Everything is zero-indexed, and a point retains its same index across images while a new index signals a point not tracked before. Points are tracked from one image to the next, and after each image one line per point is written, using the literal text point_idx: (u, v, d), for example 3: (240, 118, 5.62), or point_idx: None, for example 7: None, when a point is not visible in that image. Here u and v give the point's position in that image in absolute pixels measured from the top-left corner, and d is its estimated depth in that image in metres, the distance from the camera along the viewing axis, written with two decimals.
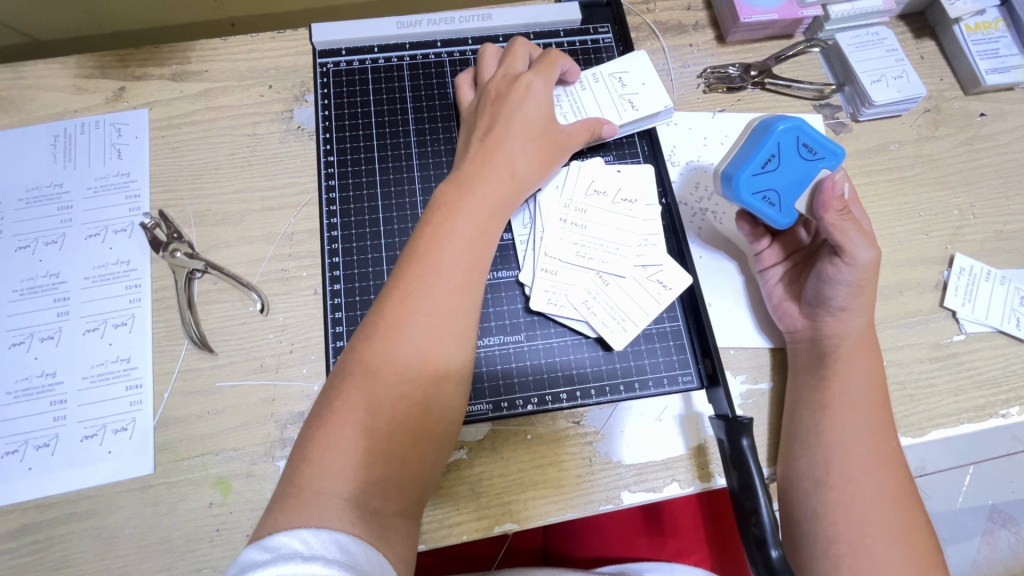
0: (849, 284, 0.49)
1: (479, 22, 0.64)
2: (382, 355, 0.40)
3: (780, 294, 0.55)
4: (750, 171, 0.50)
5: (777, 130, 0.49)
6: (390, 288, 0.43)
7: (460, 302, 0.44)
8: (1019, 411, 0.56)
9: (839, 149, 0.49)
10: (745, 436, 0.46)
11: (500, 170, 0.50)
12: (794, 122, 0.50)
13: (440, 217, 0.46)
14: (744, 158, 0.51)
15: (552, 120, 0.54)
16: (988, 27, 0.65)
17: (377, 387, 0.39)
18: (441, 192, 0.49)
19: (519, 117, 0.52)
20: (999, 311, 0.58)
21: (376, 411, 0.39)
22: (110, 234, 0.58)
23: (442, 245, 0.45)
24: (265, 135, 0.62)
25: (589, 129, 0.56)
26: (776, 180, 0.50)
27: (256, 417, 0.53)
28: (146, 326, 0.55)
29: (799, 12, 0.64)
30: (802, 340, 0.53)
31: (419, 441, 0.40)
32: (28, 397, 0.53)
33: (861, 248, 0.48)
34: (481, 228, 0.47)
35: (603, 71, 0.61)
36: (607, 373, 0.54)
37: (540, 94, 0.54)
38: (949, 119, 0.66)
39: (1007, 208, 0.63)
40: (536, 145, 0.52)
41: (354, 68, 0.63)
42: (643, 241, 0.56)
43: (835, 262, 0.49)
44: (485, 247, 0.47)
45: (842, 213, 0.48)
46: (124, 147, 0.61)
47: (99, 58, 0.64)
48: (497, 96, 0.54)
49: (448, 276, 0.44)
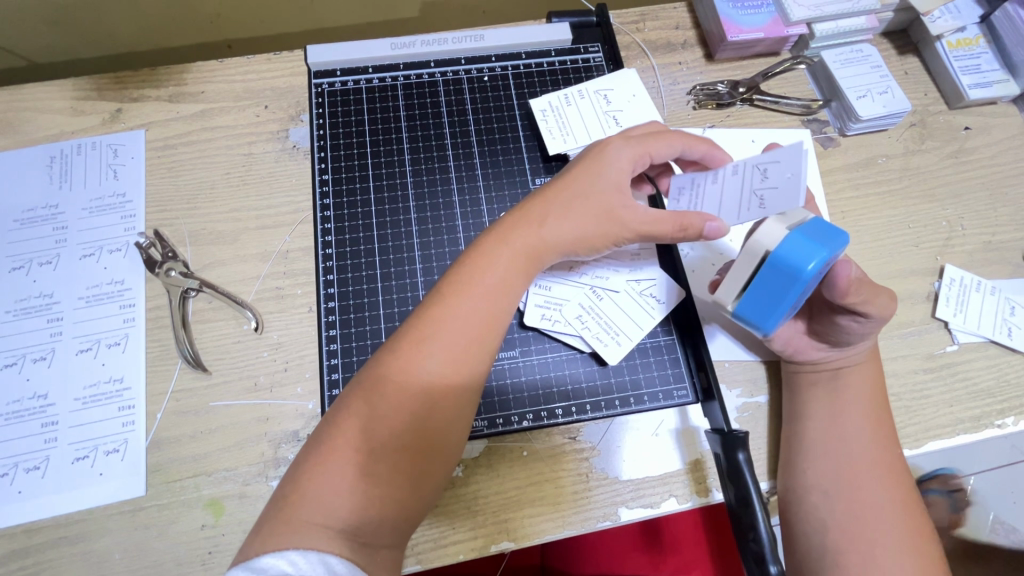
0: (869, 334, 0.48)
1: (470, 42, 0.65)
2: (388, 397, 0.40)
3: (786, 335, 0.51)
4: (780, 316, 0.41)
5: (810, 273, 0.38)
6: (405, 328, 0.43)
7: (467, 357, 0.42)
8: (1015, 421, 0.56)
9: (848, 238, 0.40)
10: (740, 449, 0.46)
11: (547, 237, 0.47)
12: (822, 256, 0.38)
13: (468, 271, 0.45)
14: (768, 304, 0.40)
15: (620, 193, 0.48)
16: (969, 43, 0.67)
17: (381, 430, 0.39)
18: (476, 241, 0.47)
19: (585, 184, 0.48)
20: (991, 321, 0.59)
21: (379, 453, 0.39)
22: (105, 254, 0.58)
23: (457, 300, 0.43)
24: (261, 154, 0.62)
25: (674, 223, 0.46)
26: (800, 301, 0.42)
27: (250, 436, 0.52)
28: (140, 346, 0.55)
29: (784, 31, 0.65)
30: (809, 369, 0.51)
31: (418, 484, 0.40)
32: (17, 419, 0.53)
33: (886, 308, 0.47)
34: (500, 289, 0.44)
35: (588, 89, 0.62)
36: (602, 389, 0.53)
37: (623, 165, 0.48)
38: (934, 133, 0.67)
39: (995, 220, 0.64)
40: (584, 214, 0.47)
41: (348, 88, 0.64)
42: (635, 257, 0.56)
43: (857, 320, 0.47)
44: (501, 308, 0.44)
45: (861, 288, 0.45)
46: (120, 167, 0.62)
47: (96, 80, 0.65)
48: (577, 161, 0.50)
49: (458, 332, 0.42)
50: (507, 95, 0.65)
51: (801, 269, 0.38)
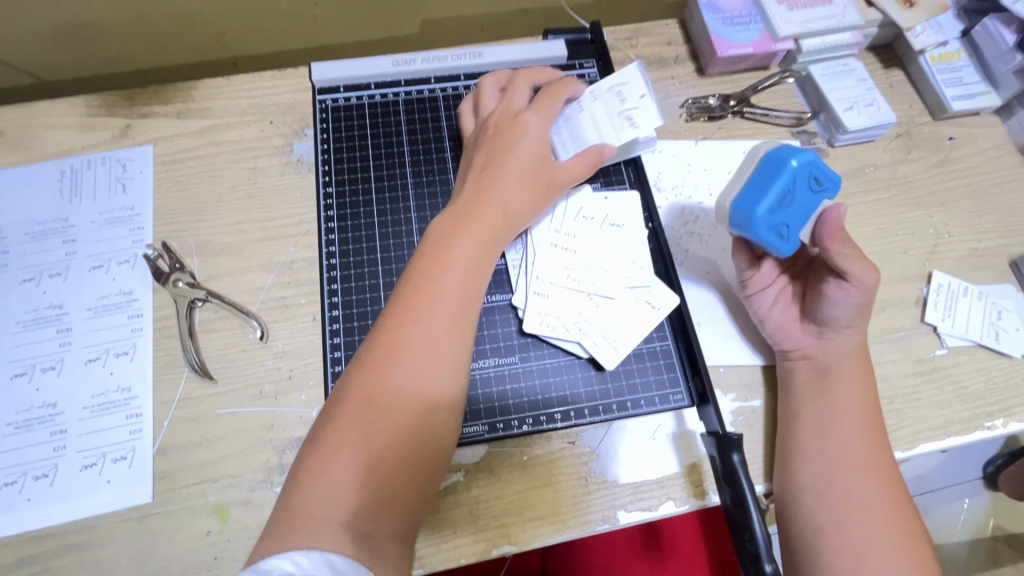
0: (855, 305, 0.50)
1: (469, 59, 0.66)
2: (373, 389, 0.42)
3: (780, 318, 0.54)
4: (767, 206, 0.48)
5: (792, 163, 0.47)
6: (380, 324, 0.45)
7: (449, 332, 0.45)
8: (1004, 423, 0.57)
9: (841, 178, 0.48)
10: (735, 451, 0.47)
11: (507, 212, 0.52)
12: (805, 155, 0.47)
13: (432, 261, 0.48)
14: (758, 192, 0.48)
15: (543, 157, 0.55)
16: (951, 57, 0.69)
17: (372, 419, 0.41)
18: (437, 226, 0.51)
19: (516, 158, 0.54)
20: (978, 326, 0.60)
21: (371, 445, 0.40)
22: (114, 265, 0.60)
23: (434, 279, 0.46)
24: (266, 168, 0.64)
25: (592, 161, 0.55)
26: (790, 216, 0.48)
27: (255, 443, 0.53)
28: (147, 356, 0.56)
29: (772, 46, 0.67)
30: (803, 358, 0.53)
31: (414, 467, 0.41)
32: (27, 428, 0.54)
33: (867, 272, 0.49)
34: (472, 265, 0.48)
35: (600, 88, 0.58)
36: (600, 394, 0.55)
37: (535, 131, 0.55)
38: (920, 143, 0.69)
39: (981, 227, 0.65)
40: (528, 184, 0.53)
41: (351, 103, 0.66)
42: (631, 264, 0.57)
43: (840, 285, 0.50)
44: (476, 281, 0.48)
45: (847, 244, 0.49)
46: (128, 181, 0.63)
47: (105, 97, 0.67)
48: (493, 145, 0.55)
49: (436, 309, 0.45)
50: None
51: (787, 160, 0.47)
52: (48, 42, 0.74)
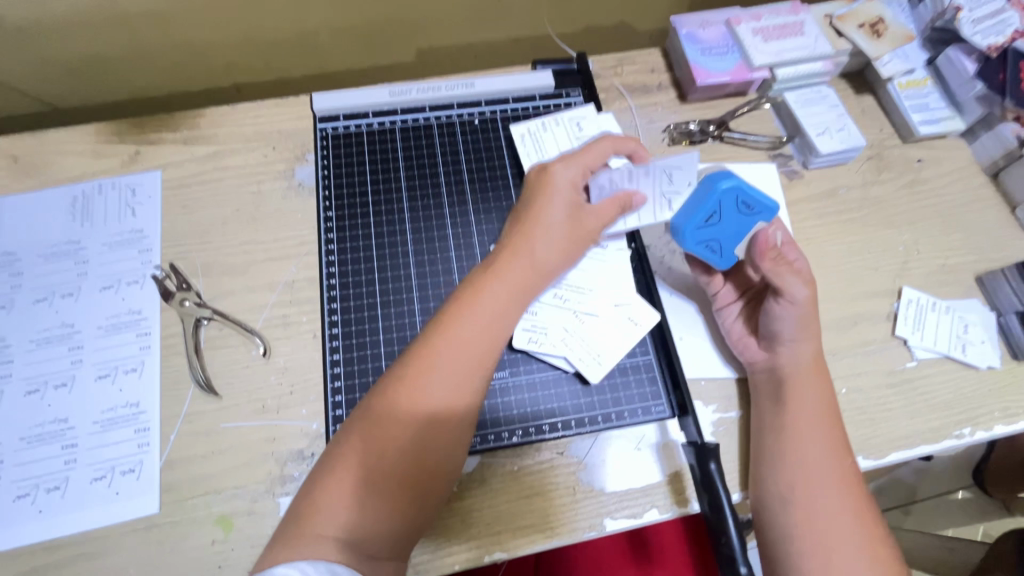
0: (794, 319, 0.54)
1: (462, 89, 0.70)
2: (387, 424, 0.44)
3: (740, 330, 0.58)
4: (695, 226, 0.54)
5: (720, 189, 0.52)
6: (399, 364, 0.47)
7: (468, 380, 0.47)
8: (971, 431, 0.60)
9: (774, 204, 0.52)
10: (712, 459, 0.50)
11: (537, 265, 0.52)
12: (736, 180, 0.52)
13: (457, 309, 0.49)
14: (689, 212, 0.54)
15: (580, 207, 0.54)
16: (918, 84, 0.74)
17: (383, 450, 0.44)
18: (472, 276, 0.52)
19: (553, 209, 0.54)
20: (946, 338, 0.63)
21: (382, 472, 0.43)
22: (123, 285, 0.62)
23: (459, 327, 0.48)
24: (269, 192, 0.67)
25: (621, 205, 0.54)
26: (718, 234, 0.55)
27: (258, 455, 0.56)
28: (155, 372, 0.59)
29: (749, 75, 0.72)
30: (759, 368, 0.57)
31: (418, 493, 0.44)
32: (40, 442, 0.56)
33: (798, 287, 0.53)
34: (498, 317, 0.50)
35: (563, 117, 0.67)
36: (586, 406, 0.57)
37: (571, 178, 0.55)
38: (890, 165, 0.73)
39: (949, 244, 0.69)
40: (561, 235, 0.53)
41: (351, 131, 0.69)
42: (614, 282, 0.60)
43: (778, 302, 0.54)
44: (499, 332, 0.49)
45: (777, 261, 0.54)
46: (138, 205, 0.66)
47: (117, 125, 0.70)
48: (529, 192, 0.56)
49: (460, 357, 0.47)
50: (495, 137, 0.69)
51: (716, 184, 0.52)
52: (61, 71, 0.77)
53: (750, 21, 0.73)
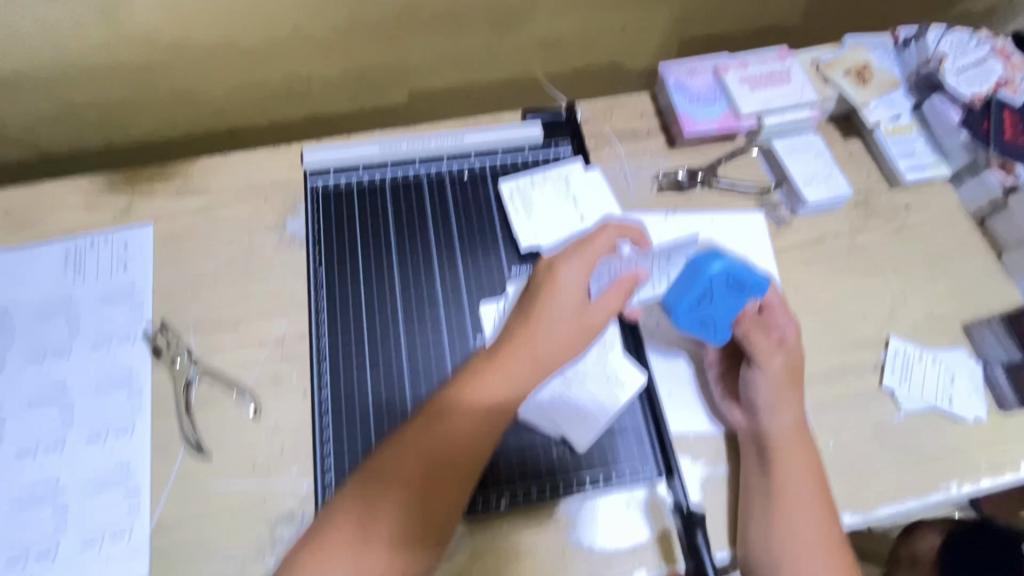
0: (767, 386, 0.57)
1: (451, 142, 0.70)
2: (391, 485, 0.48)
3: (721, 391, 0.60)
4: (688, 305, 0.57)
5: (709, 269, 0.56)
6: (397, 446, 0.50)
7: (459, 470, 0.49)
8: (958, 485, 0.61)
9: (763, 280, 0.56)
10: (699, 529, 0.54)
11: (538, 359, 0.52)
12: (723, 261, 0.56)
13: (456, 397, 0.51)
14: (681, 293, 0.57)
15: (585, 302, 0.54)
16: (904, 130, 0.74)
17: (410, 461, 0.49)
18: (476, 362, 0.53)
19: (558, 301, 0.54)
20: (933, 390, 0.64)
21: (409, 479, 0.48)
22: (115, 343, 0.63)
23: (455, 416, 0.50)
24: (260, 245, 0.68)
25: (625, 294, 0.55)
26: (711, 311, 0.57)
27: (248, 517, 0.56)
28: (146, 433, 0.59)
29: (736, 123, 0.72)
30: (742, 430, 0.58)
31: (438, 502, 0.49)
32: (31, 506, 0.56)
33: (772, 357, 0.57)
34: (496, 411, 0.51)
35: (552, 173, 0.68)
36: (573, 468, 0.58)
37: (575, 279, 0.54)
38: (878, 211, 0.73)
39: (936, 292, 0.69)
40: (564, 328, 0.53)
41: (340, 187, 0.70)
42: (601, 343, 0.61)
43: (754, 369, 0.57)
44: (494, 425, 0.51)
45: (753, 329, 0.58)
46: (129, 260, 0.67)
47: (109, 178, 0.71)
48: (535, 288, 0.55)
49: (453, 448, 0.50)
50: (484, 190, 0.69)
51: (706, 266, 0.56)
52: (55, 120, 0.77)
53: (738, 69, 0.74)
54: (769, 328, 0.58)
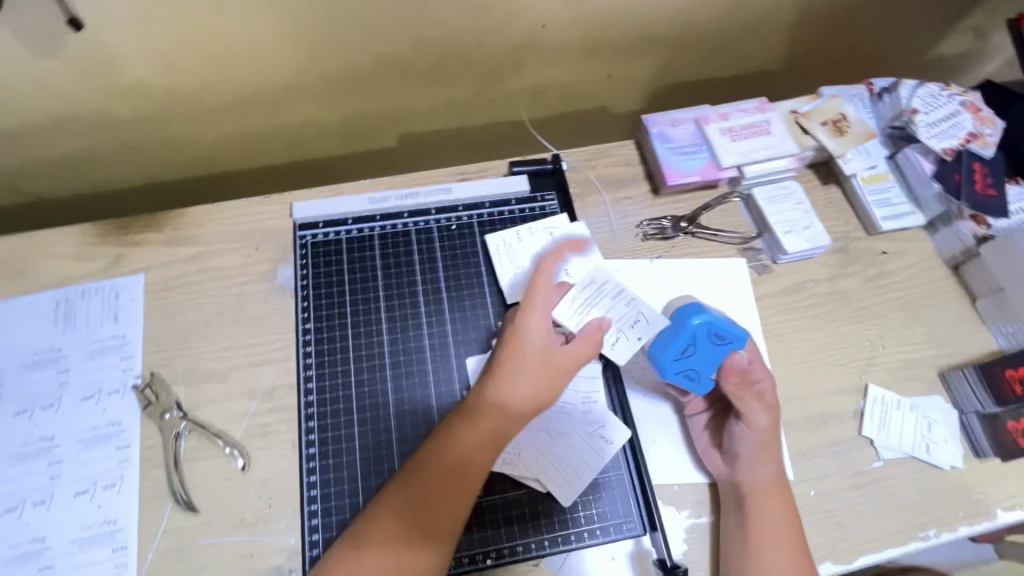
0: (752, 442, 0.59)
1: (440, 195, 0.72)
2: (371, 543, 0.50)
3: (706, 441, 0.61)
4: (672, 359, 0.59)
5: (692, 324, 0.58)
6: (375, 505, 0.52)
7: (438, 524, 0.51)
8: (936, 533, 0.62)
9: (742, 332, 0.58)
10: None
11: (509, 408, 0.55)
12: (706, 315, 0.58)
13: (430, 452, 0.53)
14: (666, 345, 0.59)
15: (551, 349, 0.57)
16: (879, 178, 0.77)
17: (430, 461, 0.53)
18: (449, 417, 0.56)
19: (524, 350, 0.56)
20: (911, 438, 0.65)
21: (389, 537, 0.50)
22: (104, 395, 0.63)
23: (430, 470, 0.52)
24: (250, 295, 0.68)
25: (594, 342, 0.57)
26: (695, 363, 0.59)
27: (235, 573, 0.56)
28: (134, 487, 0.59)
29: (717, 174, 0.74)
30: (722, 479, 0.60)
31: (453, 502, 0.52)
32: (17, 564, 0.56)
33: (758, 413, 0.60)
34: (470, 461, 0.53)
35: (537, 227, 0.69)
36: (559, 524, 0.58)
37: (538, 330, 0.57)
38: (856, 258, 0.75)
39: (913, 338, 0.71)
40: (533, 376, 0.56)
41: (330, 238, 0.71)
42: (586, 398, 0.62)
43: (740, 424, 0.59)
44: (470, 476, 0.52)
45: (739, 385, 0.60)
46: (120, 310, 0.67)
47: (101, 227, 0.71)
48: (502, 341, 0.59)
49: (429, 502, 0.51)
50: (472, 242, 0.71)
51: (689, 321, 0.59)
52: (47, 166, 0.78)
53: (718, 121, 0.76)
54: (750, 382, 0.61)
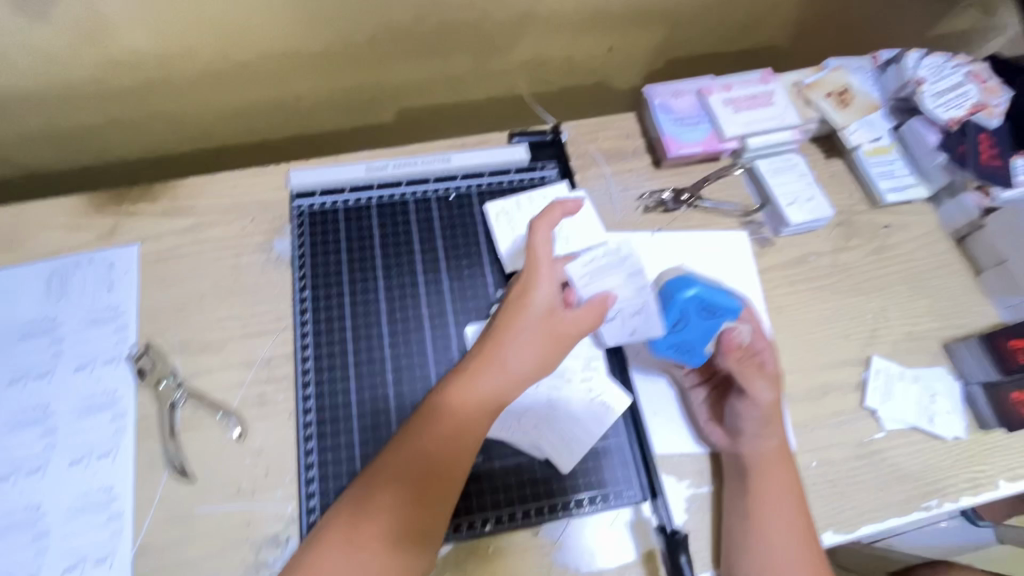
0: (757, 418, 0.57)
1: (438, 164, 0.71)
2: (368, 507, 0.50)
3: (707, 414, 0.61)
4: (662, 334, 0.59)
5: (678, 298, 0.58)
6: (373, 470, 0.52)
7: (435, 488, 0.51)
8: (938, 503, 0.61)
9: (736, 304, 0.57)
10: (682, 552, 0.54)
11: (510, 375, 0.54)
12: (692, 287, 0.58)
13: (429, 418, 0.53)
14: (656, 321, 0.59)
15: (555, 315, 0.55)
16: (884, 150, 0.76)
17: (424, 434, 0.52)
18: (447, 381, 0.54)
19: (527, 317, 0.55)
20: (914, 409, 0.65)
21: (387, 501, 0.50)
22: (99, 364, 0.63)
23: (429, 437, 0.52)
24: (247, 266, 0.68)
25: (598, 312, 0.56)
26: (688, 337, 0.58)
27: (232, 541, 0.56)
28: (130, 455, 0.59)
29: (720, 145, 0.74)
30: (725, 452, 0.59)
31: (451, 469, 0.52)
32: (12, 531, 0.56)
33: (762, 390, 0.57)
34: (469, 428, 0.52)
35: (537, 195, 0.68)
36: (559, 491, 0.58)
37: (547, 295, 0.55)
38: (859, 231, 0.74)
39: (916, 311, 0.71)
40: (535, 344, 0.54)
41: (327, 207, 0.70)
42: (587, 365, 0.62)
43: (743, 401, 0.57)
44: (469, 443, 0.52)
45: (742, 360, 0.58)
46: (115, 281, 0.67)
47: (96, 197, 0.71)
48: (504, 305, 0.57)
49: (428, 467, 0.51)
50: (470, 212, 0.70)
51: (676, 293, 0.58)
52: (39, 139, 0.77)
53: (721, 92, 0.75)
54: (752, 357, 0.58)
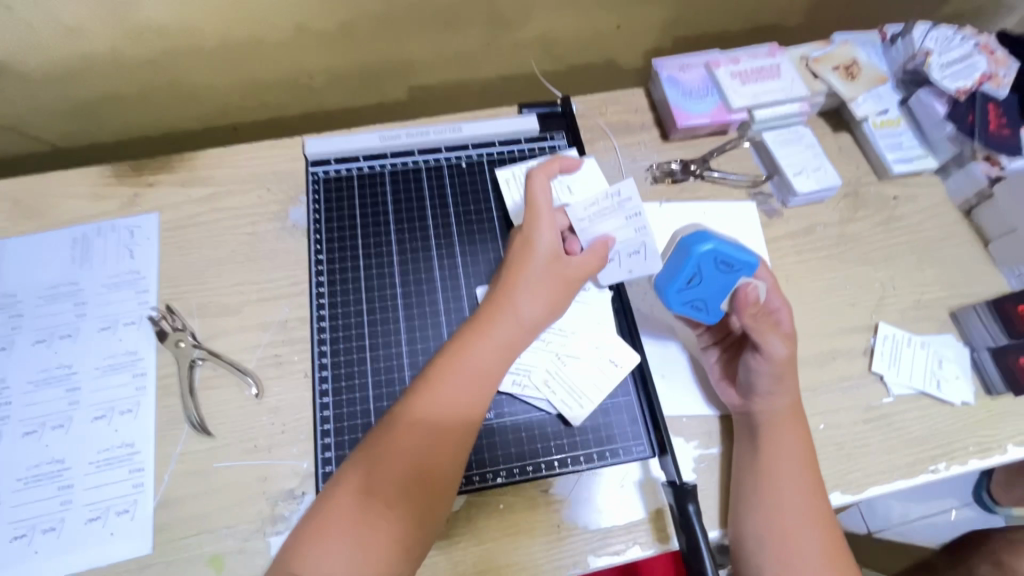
0: (769, 374, 0.56)
1: (450, 133, 0.72)
2: (388, 450, 0.50)
3: (719, 373, 0.61)
4: (676, 289, 0.58)
5: (695, 251, 0.56)
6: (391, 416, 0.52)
7: (454, 429, 0.52)
8: (947, 467, 0.62)
9: (752, 259, 0.56)
10: (690, 501, 0.53)
11: (523, 320, 0.56)
12: (709, 241, 0.56)
13: (445, 363, 0.54)
14: (671, 274, 0.58)
15: (561, 261, 0.57)
16: (892, 123, 0.76)
17: (439, 377, 0.53)
18: (460, 332, 0.56)
19: (535, 265, 0.57)
20: (922, 374, 0.65)
21: (406, 443, 0.50)
22: (120, 326, 0.64)
23: (445, 380, 0.53)
24: (263, 233, 0.69)
25: (600, 256, 0.58)
26: (702, 293, 0.58)
27: (249, 494, 0.57)
28: (150, 412, 0.61)
29: (728, 116, 0.74)
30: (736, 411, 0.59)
31: (468, 409, 0.53)
32: (37, 483, 0.57)
33: (775, 345, 0.56)
34: (485, 371, 0.54)
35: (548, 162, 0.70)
36: (569, 446, 0.59)
37: (550, 243, 0.58)
38: (867, 203, 0.75)
39: (924, 280, 0.71)
40: (545, 289, 0.56)
41: (342, 175, 0.71)
42: (597, 324, 0.63)
43: (756, 356, 0.56)
44: (485, 384, 0.54)
45: (758, 317, 0.56)
46: (136, 247, 0.68)
47: (117, 168, 0.72)
48: (511, 257, 0.59)
49: (446, 409, 0.52)
50: (481, 180, 0.71)
51: (693, 247, 0.57)
52: (62, 113, 0.79)
53: (729, 64, 0.76)
54: (767, 312, 0.57)
